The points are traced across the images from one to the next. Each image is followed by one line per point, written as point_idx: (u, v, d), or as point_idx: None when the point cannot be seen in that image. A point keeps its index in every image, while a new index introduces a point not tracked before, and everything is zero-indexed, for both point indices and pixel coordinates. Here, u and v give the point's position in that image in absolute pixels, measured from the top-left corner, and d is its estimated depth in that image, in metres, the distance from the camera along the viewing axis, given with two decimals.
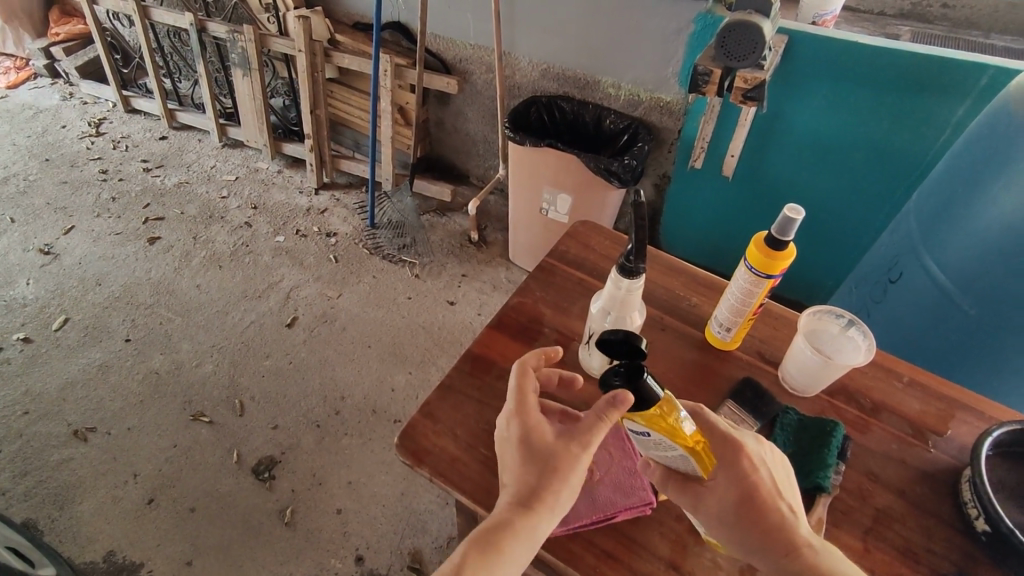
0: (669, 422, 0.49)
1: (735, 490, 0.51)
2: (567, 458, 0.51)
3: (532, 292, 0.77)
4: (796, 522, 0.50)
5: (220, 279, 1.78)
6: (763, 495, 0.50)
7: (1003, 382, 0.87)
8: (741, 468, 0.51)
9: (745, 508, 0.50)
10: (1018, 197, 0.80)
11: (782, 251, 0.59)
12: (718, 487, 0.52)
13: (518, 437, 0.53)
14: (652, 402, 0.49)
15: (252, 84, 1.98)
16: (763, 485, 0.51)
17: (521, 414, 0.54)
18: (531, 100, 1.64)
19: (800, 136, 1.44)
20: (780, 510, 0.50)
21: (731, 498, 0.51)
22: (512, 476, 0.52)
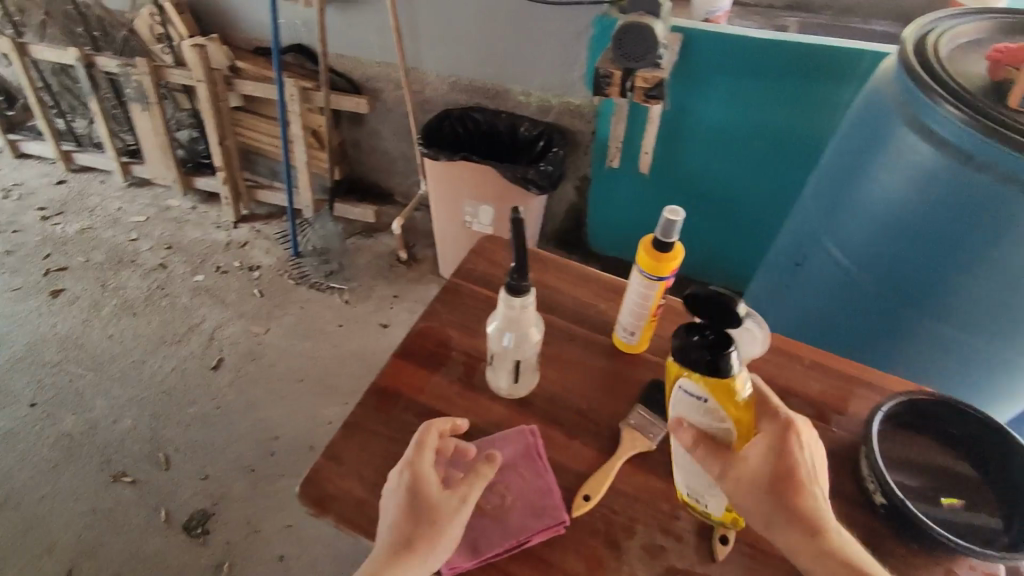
0: (734, 391, 0.54)
1: (772, 466, 0.52)
2: (446, 512, 0.51)
3: (437, 315, 0.74)
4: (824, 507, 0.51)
5: (135, 326, 1.67)
6: (802, 477, 0.51)
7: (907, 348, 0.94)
8: (788, 448, 0.52)
9: (782, 482, 0.51)
10: (899, 178, 0.84)
11: (668, 252, 0.60)
12: (757, 459, 0.52)
13: (404, 487, 0.52)
14: (729, 373, 0.53)
15: (153, 118, 1.87)
16: (802, 469, 0.52)
17: (414, 461, 0.54)
18: (443, 114, 1.62)
19: (707, 130, 1.47)
20: (814, 492, 0.51)
21: (766, 473, 0.52)
22: (391, 523, 0.51)
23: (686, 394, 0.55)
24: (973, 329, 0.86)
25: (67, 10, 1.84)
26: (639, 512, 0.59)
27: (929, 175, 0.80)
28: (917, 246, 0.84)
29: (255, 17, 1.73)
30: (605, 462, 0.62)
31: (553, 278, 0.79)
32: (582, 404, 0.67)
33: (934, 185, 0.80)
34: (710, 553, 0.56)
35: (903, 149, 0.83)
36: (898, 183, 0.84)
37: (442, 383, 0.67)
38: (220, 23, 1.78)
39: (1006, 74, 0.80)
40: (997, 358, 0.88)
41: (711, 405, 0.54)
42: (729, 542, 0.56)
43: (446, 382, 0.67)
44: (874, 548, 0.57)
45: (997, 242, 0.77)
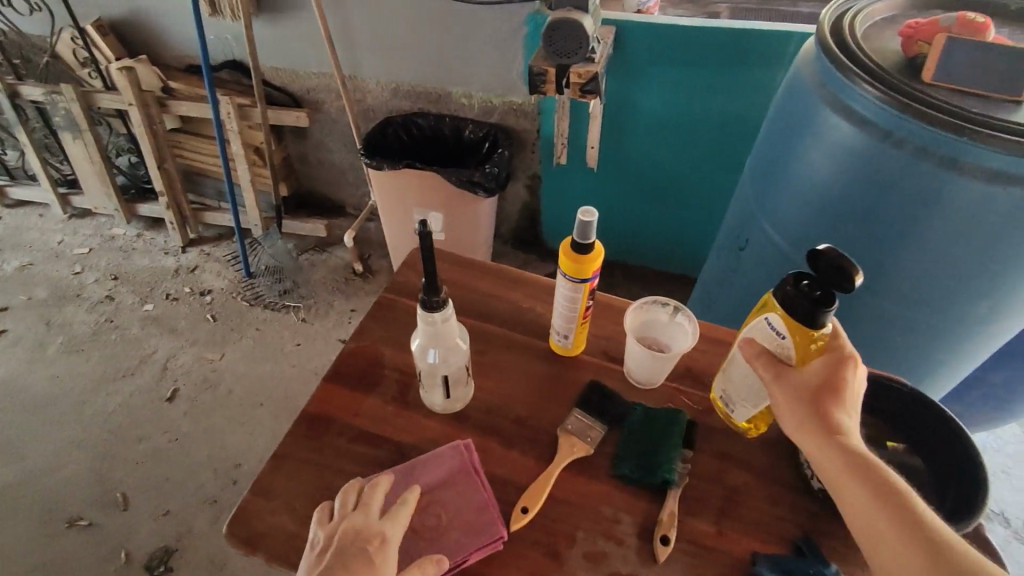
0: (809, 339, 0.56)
1: (820, 380, 0.56)
2: None
3: (369, 333, 0.72)
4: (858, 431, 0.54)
5: (83, 364, 1.60)
6: (846, 394, 0.55)
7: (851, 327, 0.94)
8: (839, 366, 0.56)
9: (823, 395, 0.55)
10: (823, 158, 0.84)
11: (587, 254, 0.59)
12: (808, 373, 0.56)
13: (352, 552, 0.50)
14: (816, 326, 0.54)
15: (87, 146, 1.80)
16: (849, 387, 0.55)
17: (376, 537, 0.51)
18: (385, 122, 1.60)
19: (649, 121, 1.47)
20: (848, 414, 0.55)
21: (811, 386, 0.56)
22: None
23: (769, 326, 0.58)
24: (908, 303, 0.87)
25: None
26: (579, 519, 0.58)
27: (851, 153, 0.80)
28: (847, 224, 0.85)
29: (184, 35, 1.68)
30: (544, 470, 0.61)
31: (488, 286, 0.78)
32: (520, 413, 0.66)
33: (856, 163, 0.80)
34: (652, 555, 0.56)
35: (825, 129, 0.83)
36: (823, 162, 0.84)
37: (375, 404, 0.66)
38: (148, 43, 1.72)
39: (919, 49, 0.80)
40: (933, 329, 0.90)
41: (785, 342, 0.57)
42: (669, 542, 0.56)
43: (379, 403, 0.66)
44: (814, 533, 0.57)
45: (920, 218, 0.78)
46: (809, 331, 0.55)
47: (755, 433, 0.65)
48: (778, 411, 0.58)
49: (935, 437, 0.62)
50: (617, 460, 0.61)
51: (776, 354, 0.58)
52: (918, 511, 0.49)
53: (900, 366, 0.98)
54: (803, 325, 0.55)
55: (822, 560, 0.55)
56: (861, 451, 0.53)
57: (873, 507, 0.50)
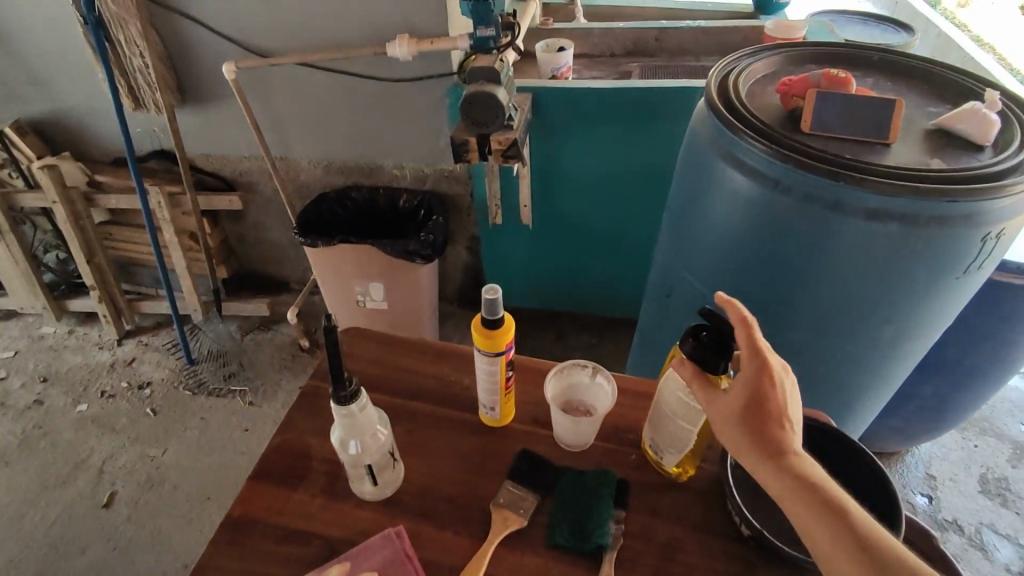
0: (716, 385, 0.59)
1: (746, 403, 0.54)
2: None
3: (296, 424, 0.71)
4: (794, 441, 0.53)
5: (10, 477, 1.50)
6: (774, 408, 0.53)
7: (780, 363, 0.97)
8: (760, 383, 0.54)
9: (751, 414, 0.54)
10: (727, 206, 0.90)
11: (499, 329, 0.60)
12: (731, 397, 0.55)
13: None
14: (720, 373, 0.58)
15: (10, 247, 1.75)
16: (775, 400, 0.53)
17: None
18: (319, 199, 1.60)
19: (575, 177, 1.53)
20: (781, 428, 0.53)
21: (738, 411, 0.54)
22: None
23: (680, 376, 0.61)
24: (823, 334, 0.91)
25: None
26: None
27: (749, 201, 0.86)
28: (757, 266, 0.90)
29: (109, 129, 1.67)
30: (479, 548, 0.60)
31: (415, 361, 0.78)
32: (452, 491, 0.65)
33: (756, 210, 0.85)
34: None
35: (724, 180, 0.89)
36: (728, 210, 0.90)
37: (302, 499, 0.64)
38: (72, 139, 1.71)
39: (797, 104, 0.87)
40: (850, 357, 0.94)
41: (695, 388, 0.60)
42: None
43: (307, 498, 0.64)
44: None
45: (818, 255, 0.83)
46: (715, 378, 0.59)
47: (687, 476, 0.66)
48: (717, 430, 0.57)
49: (854, 469, 0.65)
50: (550, 528, 0.61)
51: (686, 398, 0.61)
52: (861, 524, 0.48)
53: (829, 395, 1.02)
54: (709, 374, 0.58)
55: None
56: (799, 468, 0.51)
57: (811, 519, 0.49)
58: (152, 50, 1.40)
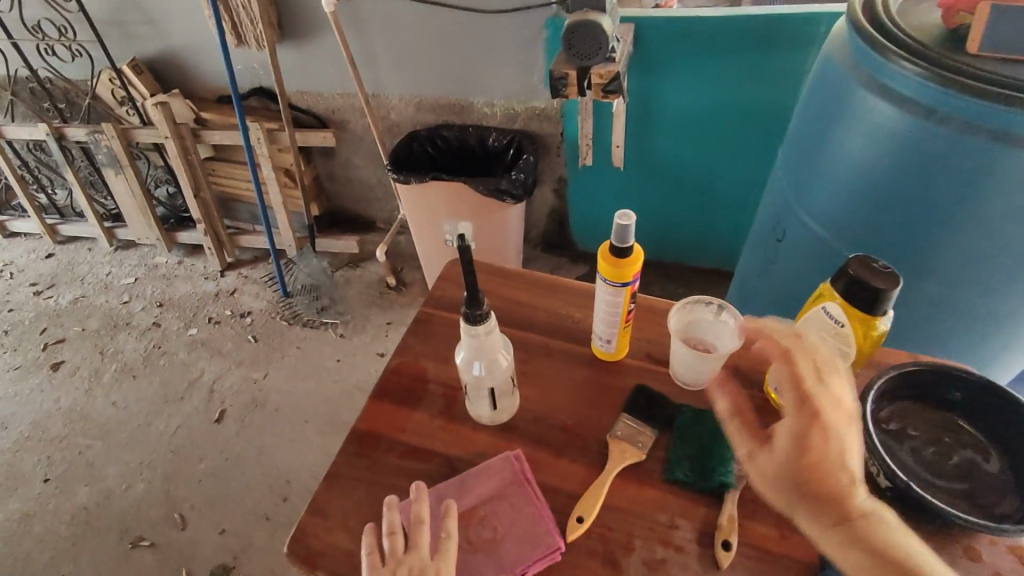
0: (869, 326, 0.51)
1: (789, 464, 0.47)
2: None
3: (411, 348, 0.73)
4: (864, 507, 0.45)
5: (137, 389, 1.65)
6: (824, 466, 0.45)
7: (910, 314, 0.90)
8: (806, 437, 0.46)
9: (802, 475, 0.46)
10: (863, 140, 0.81)
11: (628, 257, 0.58)
12: (775, 453, 0.48)
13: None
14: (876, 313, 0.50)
15: (129, 180, 1.86)
16: (825, 458, 0.45)
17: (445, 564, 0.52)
18: (411, 136, 1.60)
19: (675, 114, 1.45)
20: (840, 492, 0.45)
21: (783, 477, 0.47)
22: None
23: (827, 314, 0.53)
24: (960, 285, 0.83)
25: (32, 87, 1.86)
26: (635, 527, 0.57)
27: (893, 134, 0.78)
28: (890, 209, 0.82)
29: (214, 67, 1.73)
30: (597, 477, 0.60)
31: (525, 295, 0.78)
32: (567, 421, 0.65)
33: (899, 143, 0.77)
34: (714, 561, 0.55)
35: (863, 110, 0.81)
36: (863, 144, 0.81)
37: (422, 419, 0.66)
38: (180, 77, 1.78)
39: (961, 20, 0.76)
40: (987, 312, 0.86)
41: (843, 330, 0.53)
42: (731, 547, 0.55)
43: (426, 418, 0.66)
44: None
45: (968, 194, 0.75)
46: (868, 319, 0.51)
47: None
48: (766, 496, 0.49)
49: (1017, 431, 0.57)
50: (669, 464, 0.60)
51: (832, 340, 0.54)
52: None
53: (962, 353, 0.94)
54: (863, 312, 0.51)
55: None
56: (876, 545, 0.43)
57: None
58: None
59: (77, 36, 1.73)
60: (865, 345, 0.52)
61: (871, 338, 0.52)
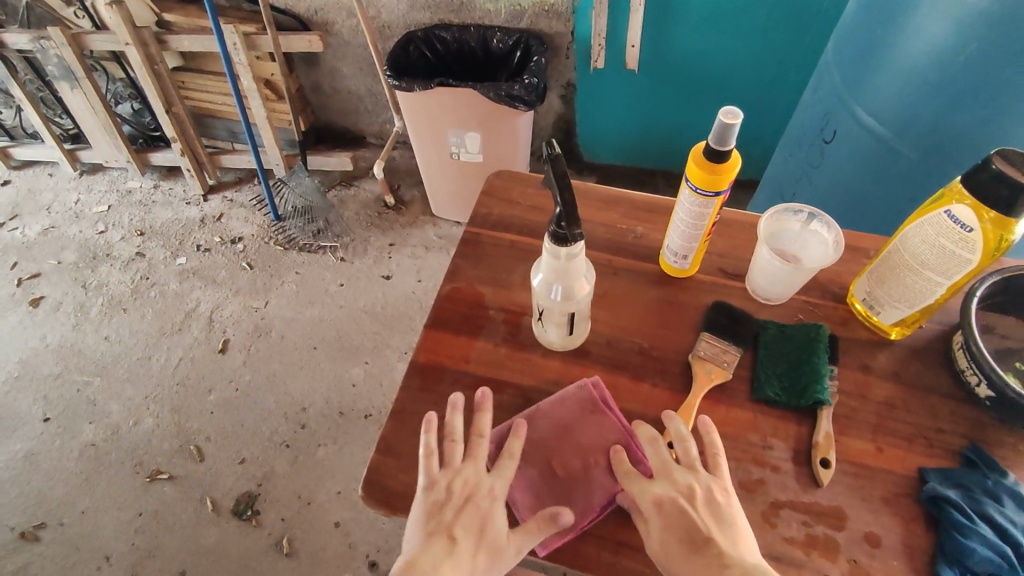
0: (1000, 233, 0.47)
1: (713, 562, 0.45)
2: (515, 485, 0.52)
3: (463, 273, 0.67)
4: None
5: (129, 322, 1.57)
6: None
7: None
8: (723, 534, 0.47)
9: None
10: (942, 24, 0.74)
11: (724, 163, 0.52)
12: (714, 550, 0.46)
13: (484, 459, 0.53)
14: (1013, 214, 0.46)
15: (88, 96, 1.67)
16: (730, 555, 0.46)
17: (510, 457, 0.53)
18: (406, 38, 1.43)
19: (700, 8, 1.31)
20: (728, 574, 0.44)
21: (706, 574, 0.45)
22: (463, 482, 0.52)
23: (951, 219, 0.49)
24: None
25: None
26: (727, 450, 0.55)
27: (982, 15, 0.70)
28: (963, 103, 0.76)
29: None
30: (683, 400, 0.57)
31: (581, 209, 0.72)
32: (643, 342, 0.61)
33: (988, 27, 0.70)
34: (813, 479, 0.52)
35: None
36: (943, 29, 0.74)
37: (487, 347, 0.62)
38: None
39: None
40: None
41: (971, 236, 0.48)
42: (830, 464, 0.53)
43: (491, 347, 0.61)
44: (979, 442, 0.54)
45: None
46: (1003, 222, 0.46)
47: (899, 336, 0.60)
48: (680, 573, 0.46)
49: None
50: (758, 383, 0.57)
51: (951, 248, 0.50)
52: None
53: None
54: (996, 211, 0.46)
55: (997, 470, 0.52)
56: None
57: None
58: None
59: None
60: (991, 253, 0.48)
61: (999, 246, 0.47)
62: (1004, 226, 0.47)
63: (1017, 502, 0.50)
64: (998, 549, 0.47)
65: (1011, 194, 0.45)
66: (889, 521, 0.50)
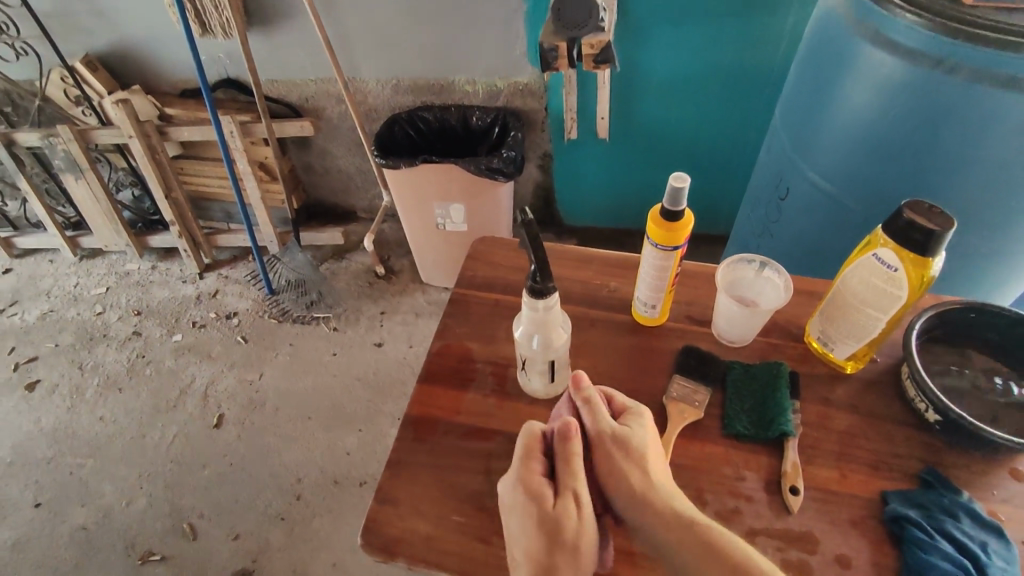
0: (921, 270, 0.53)
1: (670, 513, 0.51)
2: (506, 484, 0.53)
3: (452, 331, 0.73)
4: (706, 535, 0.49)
5: (124, 401, 1.58)
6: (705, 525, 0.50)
7: None
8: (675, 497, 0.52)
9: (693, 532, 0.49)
10: (869, 94, 0.83)
11: (679, 220, 0.59)
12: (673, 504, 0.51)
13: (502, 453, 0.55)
14: (930, 253, 0.52)
15: (91, 185, 1.75)
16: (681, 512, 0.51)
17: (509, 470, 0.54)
18: (392, 120, 1.55)
19: (660, 83, 1.44)
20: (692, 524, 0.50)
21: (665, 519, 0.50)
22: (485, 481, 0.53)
23: (879, 262, 0.56)
24: (965, 229, 0.86)
25: None
26: (705, 483, 0.58)
27: (899, 85, 0.79)
28: (895, 160, 0.84)
29: (176, 60, 1.62)
30: (660, 438, 0.61)
31: (558, 268, 0.78)
32: (620, 387, 0.66)
33: (905, 96, 0.79)
34: (785, 506, 0.56)
35: (867, 65, 0.82)
36: (868, 97, 0.84)
37: (476, 399, 0.66)
38: (138, 73, 1.67)
39: None
40: (990, 253, 0.88)
41: (897, 275, 0.55)
42: (799, 492, 0.57)
43: (481, 398, 0.66)
44: (936, 464, 0.59)
45: (975, 138, 0.77)
46: (922, 261, 0.53)
47: (854, 369, 0.66)
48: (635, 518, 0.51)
49: None
50: (728, 419, 0.62)
51: (884, 286, 0.56)
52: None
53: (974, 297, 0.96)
54: (912, 253, 0.53)
55: (952, 490, 0.56)
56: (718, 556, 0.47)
57: None
58: None
59: (20, 32, 1.59)
60: (917, 289, 0.54)
61: (921, 282, 0.54)
62: (922, 265, 0.53)
63: (973, 518, 0.54)
64: (957, 562, 0.50)
65: (923, 238, 0.51)
66: (857, 542, 0.54)
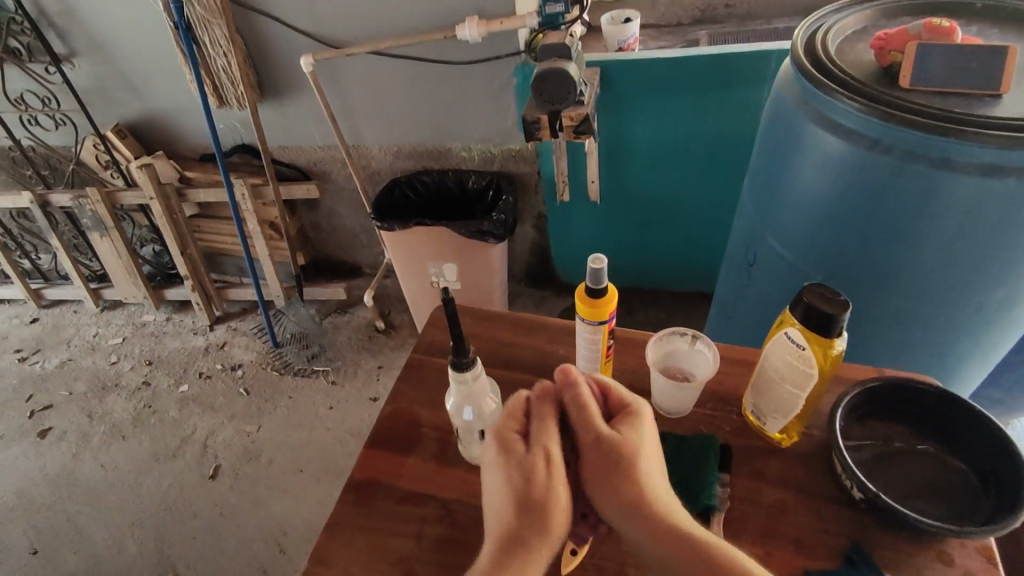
0: (827, 350, 0.56)
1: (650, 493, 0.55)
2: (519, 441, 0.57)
3: (405, 395, 0.76)
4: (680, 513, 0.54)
5: (126, 449, 1.63)
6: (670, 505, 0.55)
7: (887, 330, 0.93)
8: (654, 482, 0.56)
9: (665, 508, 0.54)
10: (818, 171, 0.86)
11: (603, 297, 0.62)
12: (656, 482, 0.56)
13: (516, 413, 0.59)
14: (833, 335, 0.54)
15: (115, 242, 1.87)
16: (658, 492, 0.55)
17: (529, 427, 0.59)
18: (391, 183, 1.64)
19: (645, 150, 1.50)
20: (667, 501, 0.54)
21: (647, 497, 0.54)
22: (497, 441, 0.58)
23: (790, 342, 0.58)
24: (923, 300, 0.87)
25: (14, 155, 1.87)
26: None
27: (844, 163, 0.82)
28: (848, 233, 0.86)
29: (197, 128, 1.75)
30: None
31: (512, 335, 0.81)
32: None
33: (850, 173, 0.82)
34: None
35: (815, 143, 0.85)
36: (818, 174, 0.86)
37: (417, 464, 0.68)
38: (163, 140, 1.81)
39: (893, 59, 0.82)
40: (951, 323, 0.89)
41: (807, 356, 0.57)
42: None
43: (422, 463, 0.68)
44: (862, 543, 0.58)
45: (919, 214, 0.79)
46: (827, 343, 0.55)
47: (788, 443, 0.66)
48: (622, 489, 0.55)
49: (980, 450, 0.59)
50: None
51: (798, 365, 0.58)
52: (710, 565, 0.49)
53: (944, 366, 0.96)
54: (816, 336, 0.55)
55: (875, 570, 0.56)
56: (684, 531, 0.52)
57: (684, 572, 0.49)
58: (234, 48, 1.46)
59: (60, 105, 1.74)
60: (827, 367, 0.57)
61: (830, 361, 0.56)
62: (827, 345, 0.55)
63: None
64: None
65: (824, 323, 0.54)
66: None
